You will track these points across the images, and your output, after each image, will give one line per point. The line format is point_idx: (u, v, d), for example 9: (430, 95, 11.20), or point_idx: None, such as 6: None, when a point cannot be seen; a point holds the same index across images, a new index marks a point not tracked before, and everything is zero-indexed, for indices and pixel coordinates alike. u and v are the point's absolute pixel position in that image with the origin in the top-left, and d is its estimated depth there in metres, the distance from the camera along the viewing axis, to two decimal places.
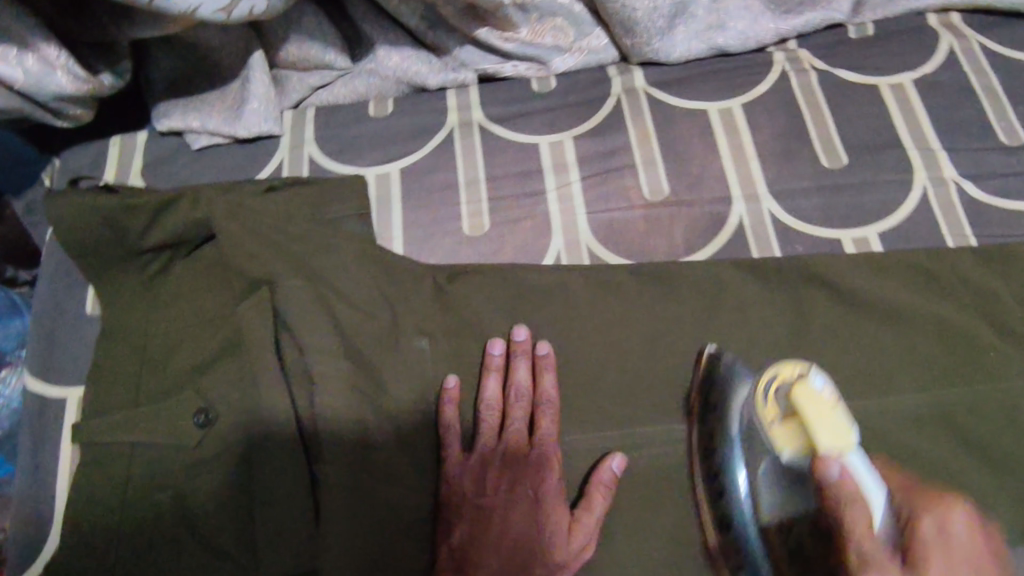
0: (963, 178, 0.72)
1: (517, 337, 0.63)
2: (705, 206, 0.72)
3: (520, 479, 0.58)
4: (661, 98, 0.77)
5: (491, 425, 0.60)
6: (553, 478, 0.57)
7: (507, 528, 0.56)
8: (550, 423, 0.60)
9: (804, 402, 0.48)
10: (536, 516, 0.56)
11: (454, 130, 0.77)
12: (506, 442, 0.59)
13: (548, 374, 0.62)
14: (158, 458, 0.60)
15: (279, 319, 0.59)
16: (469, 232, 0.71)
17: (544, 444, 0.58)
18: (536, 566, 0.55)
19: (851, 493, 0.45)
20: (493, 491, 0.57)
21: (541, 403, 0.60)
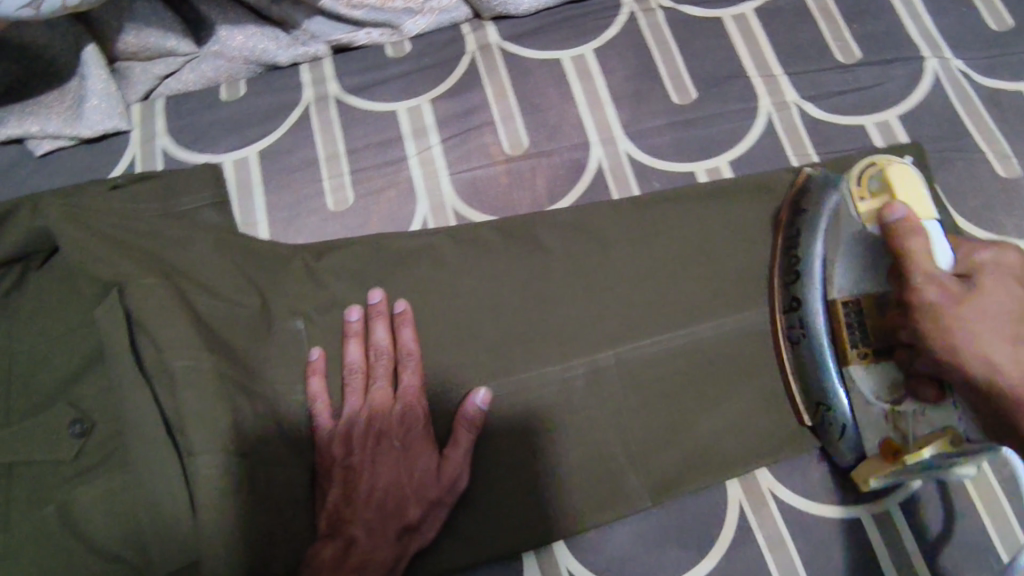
0: (804, 99, 0.75)
1: (371, 300, 0.64)
2: (565, 154, 0.73)
3: (385, 434, 0.58)
4: (515, 51, 0.77)
5: (356, 388, 0.61)
6: (418, 425, 0.59)
7: (376, 481, 0.57)
8: (411, 374, 0.61)
9: (895, 179, 0.58)
10: (403, 463, 0.57)
11: (310, 105, 0.75)
12: (370, 401, 0.60)
13: (405, 329, 0.63)
14: (34, 473, 0.58)
15: (132, 319, 0.56)
16: (334, 208, 0.71)
17: (406, 395, 0.60)
18: (411, 509, 0.56)
19: (912, 228, 0.54)
20: (361, 450, 0.58)
21: (401, 356, 0.62)
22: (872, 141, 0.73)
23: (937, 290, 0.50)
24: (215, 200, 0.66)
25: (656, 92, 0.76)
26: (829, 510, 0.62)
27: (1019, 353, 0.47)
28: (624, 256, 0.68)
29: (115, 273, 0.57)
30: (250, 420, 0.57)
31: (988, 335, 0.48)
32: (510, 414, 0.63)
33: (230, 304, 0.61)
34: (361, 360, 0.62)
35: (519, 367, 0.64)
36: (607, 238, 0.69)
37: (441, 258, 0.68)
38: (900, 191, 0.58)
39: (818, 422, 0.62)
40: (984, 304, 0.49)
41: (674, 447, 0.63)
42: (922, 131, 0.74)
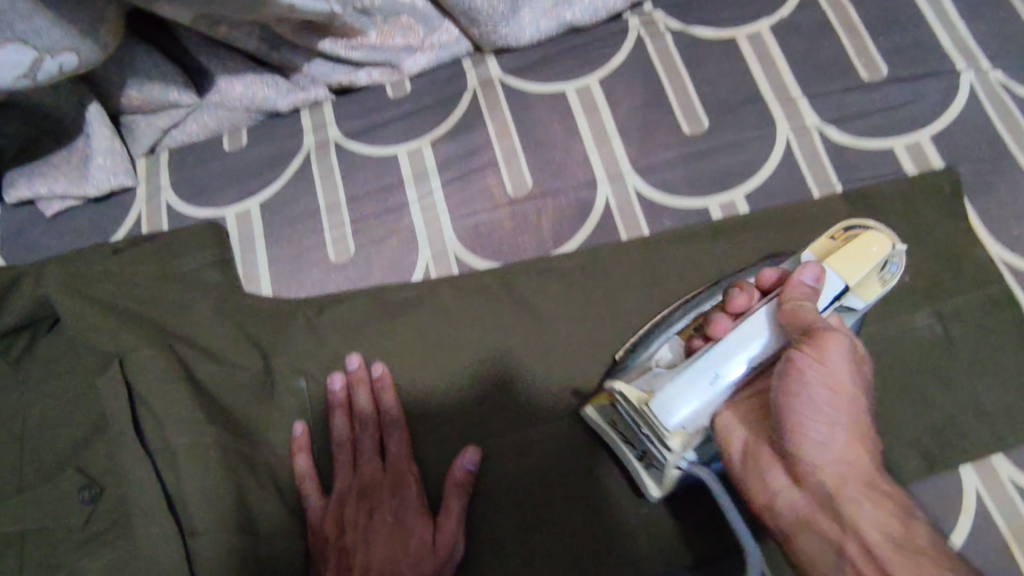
0: (826, 123, 0.70)
1: (348, 366, 0.63)
2: (571, 193, 0.70)
3: (376, 509, 0.58)
4: (518, 85, 0.75)
5: (345, 462, 0.60)
6: (411, 495, 0.59)
7: (370, 559, 0.56)
8: (398, 442, 0.60)
9: (867, 240, 0.55)
10: (399, 538, 0.57)
11: (311, 153, 0.74)
12: (359, 475, 0.60)
13: (387, 395, 0.62)
14: (43, 543, 0.59)
15: (134, 393, 0.55)
16: (335, 259, 0.70)
17: (395, 465, 0.60)
18: None
19: (805, 295, 0.52)
20: (354, 527, 0.57)
21: (387, 424, 0.61)
22: (902, 167, 0.68)
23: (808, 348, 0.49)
24: (215, 260, 0.65)
25: (667, 123, 0.72)
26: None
27: (847, 446, 0.48)
28: (635, 303, 0.65)
29: (116, 346, 0.57)
30: (253, 497, 0.57)
31: (824, 438, 0.48)
32: (511, 482, 0.60)
33: (231, 369, 0.60)
34: (345, 424, 0.61)
35: (524, 423, 0.62)
36: (617, 283, 0.66)
37: (443, 310, 0.66)
38: (853, 247, 0.55)
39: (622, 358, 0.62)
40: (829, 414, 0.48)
41: (690, 509, 0.59)
42: (958, 154, 0.68)
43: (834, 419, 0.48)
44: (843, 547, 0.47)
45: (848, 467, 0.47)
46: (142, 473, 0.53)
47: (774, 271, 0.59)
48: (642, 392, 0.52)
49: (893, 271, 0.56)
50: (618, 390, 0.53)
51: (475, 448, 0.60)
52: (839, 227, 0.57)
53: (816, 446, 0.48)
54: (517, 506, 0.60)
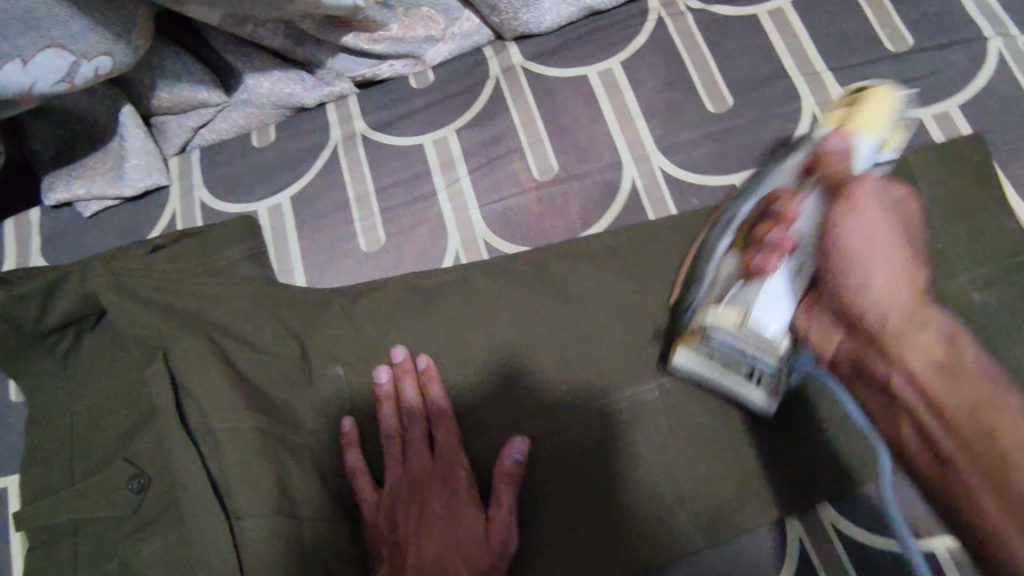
0: (852, 96, 0.70)
1: (395, 359, 0.63)
2: (597, 175, 0.71)
3: (427, 502, 0.59)
4: (540, 71, 0.75)
5: (394, 456, 0.61)
6: (460, 487, 0.59)
7: (423, 552, 0.56)
8: (446, 433, 0.61)
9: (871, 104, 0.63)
10: (450, 531, 0.58)
11: (338, 146, 0.75)
12: (409, 468, 0.60)
13: (433, 385, 0.62)
14: (99, 531, 0.61)
15: (177, 382, 0.57)
16: (367, 248, 0.71)
17: (444, 458, 0.60)
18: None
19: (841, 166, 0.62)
20: (405, 522, 0.58)
21: (434, 416, 0.61)
22: (931, 136, 0.68)
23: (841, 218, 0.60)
24: (249, 253, 0.67)
25: (689, 102, 0.72)
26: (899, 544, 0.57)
27: (930, 364, 0.55)
28: (665, 281, 0.65)
29: (160, 337, 0.58)
30: (296, 481, 0.58)
31: (875, 292, 0.57)
32: (553, 468, 0.61)
33: (271, 357, 0.62)
34: (392, 412, 0.62)
35: (560, 399, 0.63)
36: (645, 262, 0.66)
37: (474, 293, 0.66)
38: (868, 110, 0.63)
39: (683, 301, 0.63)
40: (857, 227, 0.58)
41: (727, 485, 0.60)
42: (987, 121, 0.67)
43: (892, 283, 0.57)
44: (890, 379, 0.57)
45: (978, 398, 0.53)
46: (190, 459, 0.54)
47: (846, 143, 0.62)
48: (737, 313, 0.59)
49: (896, 125, 0.63)
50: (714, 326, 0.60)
51: (522, 437, 0.60)
52: (851, 95, 0.65)
53: (909, 391, 0.56)
54: (567, 496, 0.60)
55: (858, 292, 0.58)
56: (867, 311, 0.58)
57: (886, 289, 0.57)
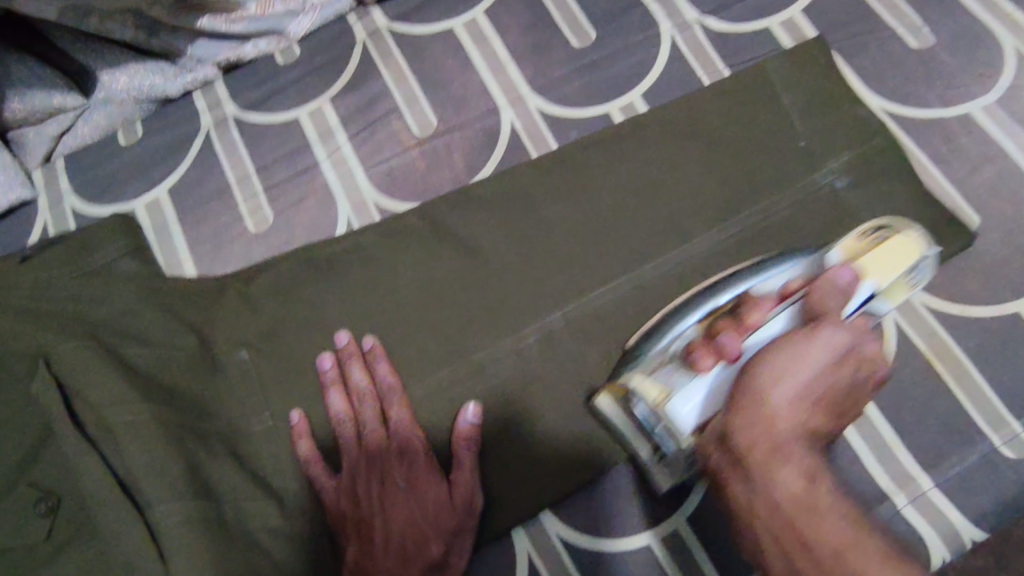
0: (704, 15, 0.73)
1: (339, 343, 0.63)
2: (476, 123, 0.71)
3: (387, 477, 0.59)
4: (405, 30, 0.75)
5: (349, 437, 0.61)
6: (419, 459, 0.59)
7: (390, 527, 0.57)
8: (398, 408, 0.60)
9: (900, 241, 0.56)
10: (414, 500, 0.58)
11: (211, 132, 0.73)
12: (366, 446, 0.60)
13: (381, 364, 0.62)
14: (10, 559, 0.57)
15: (64, 387, 0.54)
16: (255, 230, 0.69)
17: (398, 431, 0.60)
18: (430, 543, 0.57)
19: (835, 288, 0.52)
20: (368, 499, 0.58)
21: (385, 394, 0.61)
22: (781, 43, 0.71)
23: (774, 367, 0.46)
24: (127, 249, 0.64)
25: (555, 41, 0.73)
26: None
27: (801, 407, 0.45)
28: (555, 213, 0.67)
29: (40, 344, 0.56)
30: (211, 467, 0.56)
31: (778, 396, 0.45)
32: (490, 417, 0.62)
33: (167, 350, 0.60)
34: (341, 392, 0.62)
35: (475, 344, 0.63)
36: (534, 198, 0.67)
37: (371, 256, 0.66)
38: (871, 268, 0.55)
39: (680, 305, 0.61)
40: (794, 373, 0.46)
41: None
42: (829, 22, 0.72)
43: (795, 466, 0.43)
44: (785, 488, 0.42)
45: (854, 540, 0.40)
46: (90, 462, 0.52)
47: (849, 276, 0.53)
48: (660, 389, 0.55)
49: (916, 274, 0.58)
50: (636, 391, 0.57)
51: (475, 402, 0.61)
52: (871, 224, 0.59)
53: (767, 440, 0.44)
54: (520, 446, 0.61)
55: (744, 406, 0.46)
56: (755, 504, 0.44)
57: (810, 381, 0.46)
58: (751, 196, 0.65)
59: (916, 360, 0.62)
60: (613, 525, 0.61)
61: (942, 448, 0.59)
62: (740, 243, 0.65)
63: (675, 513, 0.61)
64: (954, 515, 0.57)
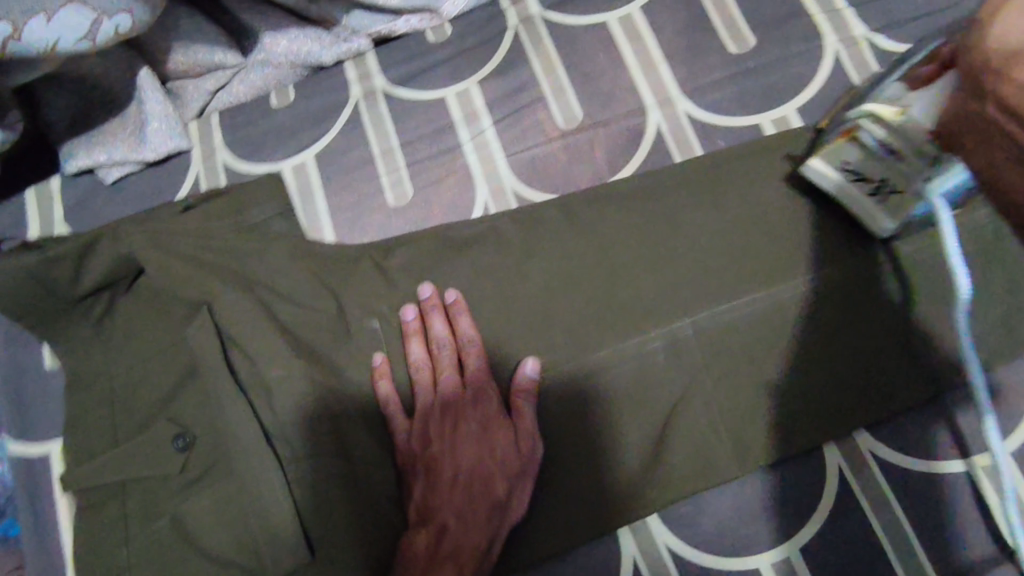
0: (873, 32, 0.70)
1: (423, 295, 0.64)
2: (622, 121, 0.71)
3: (459, 420, 0.60)
4: (558, 20, 0.75)
5: (425, 382, 0.62)
6: (489, 405, 0.60)
7: (459, 464, 0.59)
8: (475, 358, 0.62)
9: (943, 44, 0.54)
10: (481, 445, 0.59)
11: (359, 103, 0.75)
12: (439, 392, 0.61)
13: (461, 317, 0.63)
14: (148, 486, 0.61)
15: (225, 337, 0.58)
16: (394, 203, 0.71)
17: (473, 380, 0.61)
18: (495, 484, 0.58)
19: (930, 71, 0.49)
20: (438, 439, 0.59)
21: (463, 345, 0.62)
22: None
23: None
24: (280, 209, 0.67)
25: (712, 44, 0.72)
26: (932, 466, 0.60)
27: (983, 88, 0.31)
28: (697, 223, 0.66)
29: (202, 293, 0.59)
30: (347, 429, 0.59)
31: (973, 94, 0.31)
32: (580, 394, 0.62)
33: (308, 310, 0.62)
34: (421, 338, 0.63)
35: (603, 341, 0.63)
36: (677, 204, 0.66)
37: (506, 243, 0.67)
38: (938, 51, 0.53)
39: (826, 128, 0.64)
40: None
41: (765, 415, 0.61)
42: None
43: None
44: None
45: None
46: (240, 406, 0.56)
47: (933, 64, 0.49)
48: (893, 107, 0.53)
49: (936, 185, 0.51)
50: (864, 125, 0.55)
51: (534, 358, 0.62)
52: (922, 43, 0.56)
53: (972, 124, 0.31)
54: (605, 425, 0.61)
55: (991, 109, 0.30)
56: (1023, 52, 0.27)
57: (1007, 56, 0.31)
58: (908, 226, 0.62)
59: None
60: (726, 543, 0.59)
61: None
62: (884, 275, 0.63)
63: (790, 540, 0.59)
64: None
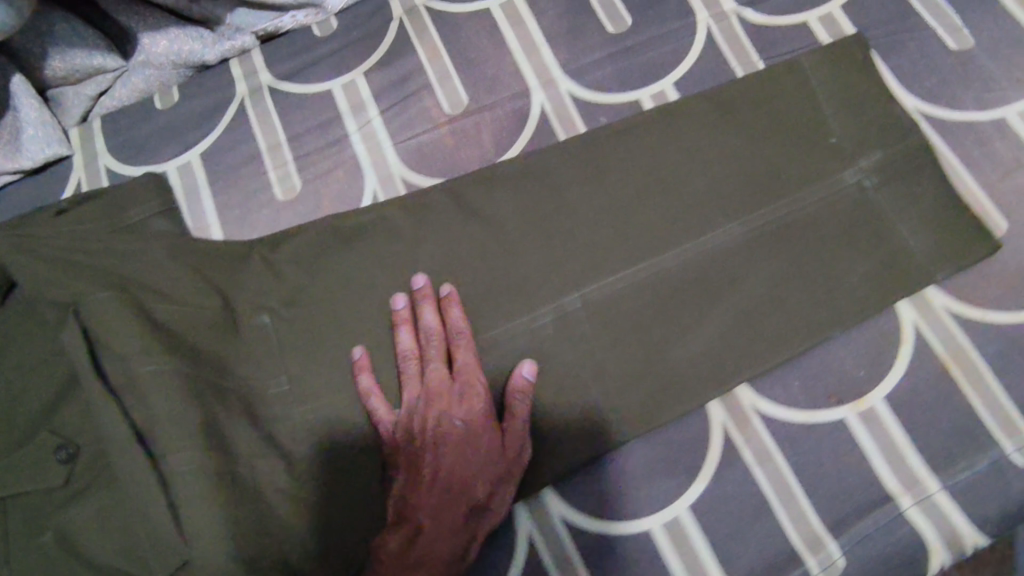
0: (742, 7, 0.73)
1: (415, 285, 0.64)
2: (507, 103, 0.72)
3: (444, 414, 0.58)
4: (442, 8, 0.76)
5: (413, 374, 0.62)
6: (479, 398, 0.58)
7: (440, 463, 0.57)
8: (466, 351, 0.61)
9: None
10: (464, 443, 0.58)
11: (245, 100, 0.74)
12: (427, 383, 0.60)
13: (455, 309, 0.62)
14: (26, 505, 0.58)
15: (88, 334, 0.54)
16: (283, 197, 0.70)
17: (464, 370, 0.60)
18: (472, 485, 0.57)
19: None
20: (423, 434, 0.58)
21: (454, 337, 0.61)
22: (818, 38, 0.70)
23: None
24: (161, 208, 0.66)
25: (590, 25, 0.73)
26: (807, 417, 0.60)
27: None
28: (580, 198, 0.67)
29: (68, 294, 0.56)
30: (226, 425, 0.56)
31: None
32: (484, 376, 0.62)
33: (189, 307, 0.60)
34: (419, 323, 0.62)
35: (490, 320, 0.63)
36: (559, 180, 0.67)
37: (393, 228, 0.67)
38: None
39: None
40: None
41: (652, 378, 0.61)
42: (868, 19, 0.70)
43: None
44: None
45: None
46: (106, 406, 0.52)
47: None
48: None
49: None
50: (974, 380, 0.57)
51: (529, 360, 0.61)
52: None
53: None
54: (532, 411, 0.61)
55: None
56: None
57: None
58: (777, 189, 0.64)
59: (933, 362, 0.60)
60: (614, 505, 0.60)
61: (954, 453, 0.57)
62: (761, 234, 0.63)
63: (680, 499, 0.59)
64: (955, 513, 0.56)
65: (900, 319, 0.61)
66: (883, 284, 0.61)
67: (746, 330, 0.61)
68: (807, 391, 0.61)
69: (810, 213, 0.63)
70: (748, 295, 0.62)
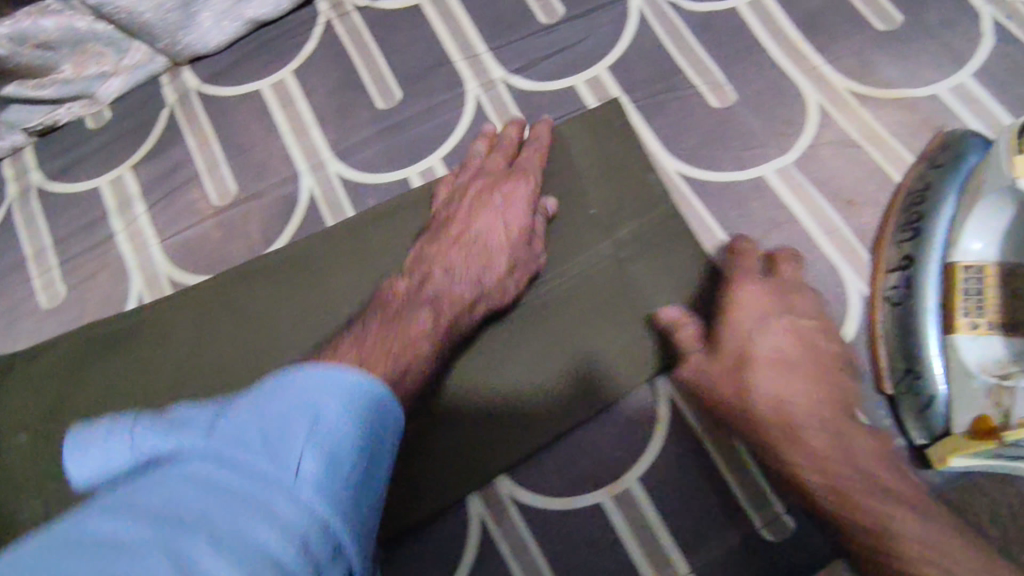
0: (511, 74, 0.70)
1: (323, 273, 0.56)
2: (275, 190, 0.69)
3: (485, 251, 0.59)
4: (213, 92, 0.73)
5: (421, 269, 0.59)
6: (510, 203, 0.61)
7: (446, 276, 0.58)
8: (466, 190, 0.63)
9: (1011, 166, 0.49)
10: (489, 212, 0.61)
11: (12, 204, 0.72)
12: (430, 250, 0.60)
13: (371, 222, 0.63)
14: None
15: None
16: (46, 305, 0.68)
17: (472, 190, 0.63)
18: (496, 249, 0.60)
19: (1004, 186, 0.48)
20: (458, 259, 0.59)
21: (470, 196, 0.63)
22: (584, 103, 0.69)
23: None
24: None
25: (359, 101, 0.71)
26: (566, 502, 0.59)
27: None
28: (351, 286, 0.63)
29: None
30: None
31: None
32: None
33: None
34: (461, 207, 0.62)
35: None
36: (325, 271, 0.63)
37: (155, 330, 0.63)
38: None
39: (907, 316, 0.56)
40: None
41: (414, 474, 0.59)
42: (634, 79, 0.69)
43: None
44: None
45: None
46: None
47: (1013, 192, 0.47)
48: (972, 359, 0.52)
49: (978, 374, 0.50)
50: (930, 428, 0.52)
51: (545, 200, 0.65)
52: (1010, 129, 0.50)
53: None
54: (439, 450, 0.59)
55: None
56: None
57: None
58: (541, 268, 0.63)
59: (687, 438, 0.59)
60: None
61: (700, 530, 0.57)
62: (527, 315, 0.62)
63: None
64: None
65: (656, 397, 0.60)
66: (641, 362, 0.60)
67: (544, 342, 0.61)
68: (566, 477, 0.59)
69: (572, 288, 0.63)
70: (512, 381, 0.61)
